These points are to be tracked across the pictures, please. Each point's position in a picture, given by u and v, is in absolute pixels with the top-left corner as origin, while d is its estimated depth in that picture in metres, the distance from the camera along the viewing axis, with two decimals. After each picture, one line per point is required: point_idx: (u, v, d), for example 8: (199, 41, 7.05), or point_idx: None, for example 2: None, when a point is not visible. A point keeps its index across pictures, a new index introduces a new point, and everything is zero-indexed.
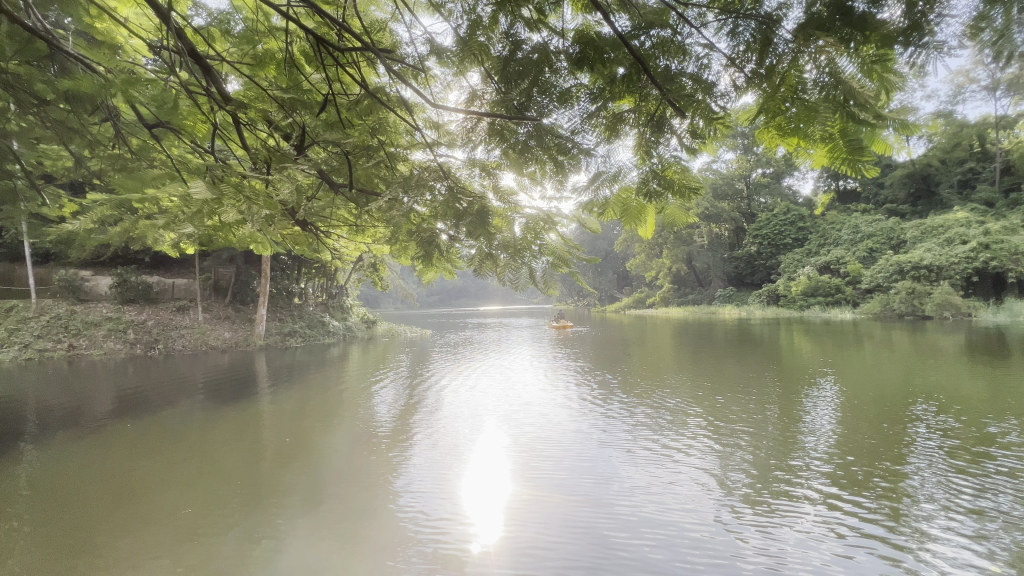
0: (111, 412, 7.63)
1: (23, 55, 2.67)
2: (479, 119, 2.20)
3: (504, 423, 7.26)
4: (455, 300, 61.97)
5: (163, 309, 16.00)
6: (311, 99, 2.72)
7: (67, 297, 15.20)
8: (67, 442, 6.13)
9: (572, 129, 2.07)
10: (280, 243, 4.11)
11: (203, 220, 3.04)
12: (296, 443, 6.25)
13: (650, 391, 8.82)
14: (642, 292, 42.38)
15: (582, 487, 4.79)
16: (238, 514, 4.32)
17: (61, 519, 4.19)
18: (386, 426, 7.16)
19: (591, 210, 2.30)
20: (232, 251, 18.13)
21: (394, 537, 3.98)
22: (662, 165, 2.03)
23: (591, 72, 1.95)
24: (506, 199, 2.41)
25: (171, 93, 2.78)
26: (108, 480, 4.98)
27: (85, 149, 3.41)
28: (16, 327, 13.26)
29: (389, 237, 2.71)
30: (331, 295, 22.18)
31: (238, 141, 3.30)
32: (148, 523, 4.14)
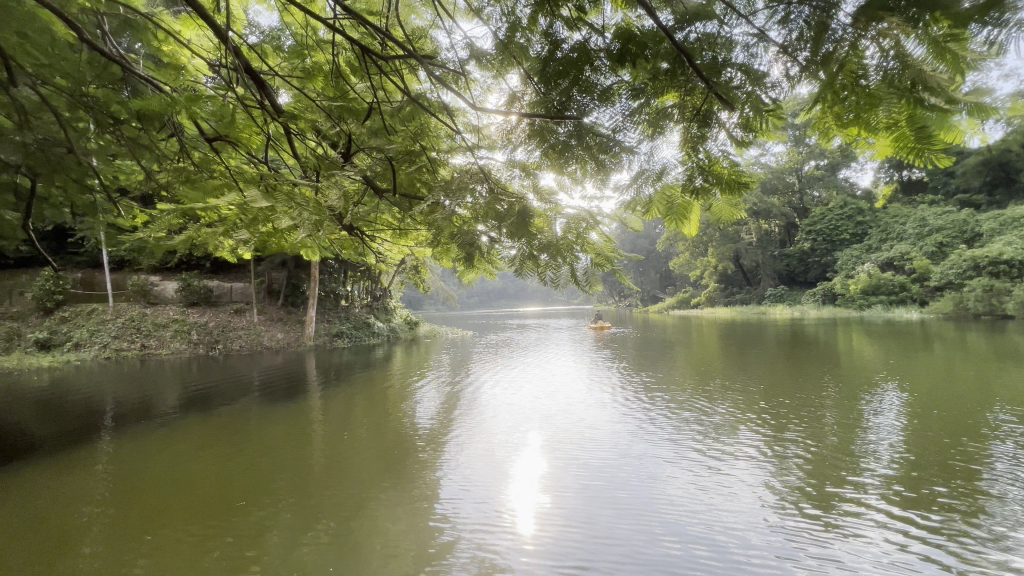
0: (179, 408, 8.17)
1: (100, 80, 2.92)
2: (518, 119, 2.21)
3: (545, 424, 7.27)
4: (495, 300, 62.48)
5: (223, 311, 17.02)
6: (356, 107, 2.82)
7: (139, 301, 16.44)
8: (142, 436, 6.62)
9: (613, 127, 2.00)
10: (328, 248, 4.28)
11: (258, 226, 3.21)
12: (345, 442, 6.42)
13: (696, 396, 8.52)
14: (686, 292, 41.23)
15: (626, 492, 4.70)
16: (287, 509, 4.45)
17: (133, 506, 4.51)
18: (430, 425, 7.33)
19: (634, 208, 2.23)
20: (284, 256, 19.04)
21: (432, 541, 3.94)
22: (709, 161, 1.94)
23: (632, 69, 1.90)
24: (546, 199, 2.40)
25: (229, 108, 2.97)
26: (173, 471, 5.34)
27: (153, 164, 3.65)
28: (96, 328, 14.48)
29: (431, 241, 2.75)
30: (376, 297, 22.86)
31: (289, 151, 3.47)
32: (206, 513, 4.38)
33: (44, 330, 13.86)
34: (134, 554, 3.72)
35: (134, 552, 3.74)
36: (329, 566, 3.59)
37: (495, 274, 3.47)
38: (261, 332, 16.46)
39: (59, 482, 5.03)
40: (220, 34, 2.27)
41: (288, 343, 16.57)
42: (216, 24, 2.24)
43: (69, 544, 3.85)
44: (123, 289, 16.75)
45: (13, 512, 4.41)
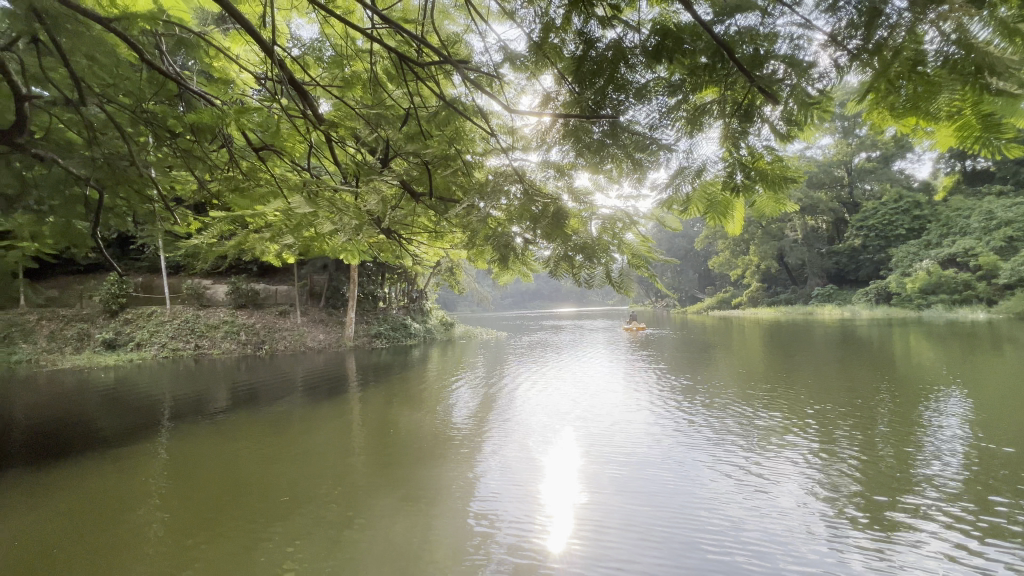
0: (229, 406, 8.58)
1: (157, 96, 3.15)
2: (552, 120, 2.20)
3: (581, 425, 7.23)
4: (529, 302, 62.57)
5: (269, 312, 17.80)
6: (392, 114, 2.89)
7: (193, 303, 17.40)
8: (195, 432, 6.99)
9: (650, 125, 1.96)
10: (367, 251, 4.40)
11: (301, 230, 3.34)
12: (383, 441, 6.55)
13: (738, 399, 8.24)
14: (727, 292, 39.96)
15: (666, 498, 4.59)
16: (326, 508, 4.54)
17: (188, 498, 4.78)
18: (466, 424, 7.43)
19: (671, 207, 2.16)
20: (326, 260, 19.76)
21: (465, 544, 3.92)
22: (752, 157, 1.88)
23: (670, 65, 1.85)
24: (580, 199, 2.36)
25: (275, 119, 3.11)
26: (224, 466, 5.61)
27: (205, 174, 3.85)
28: (155, 329, 15.43)
29: (466, 243, 2.79)
30: (412, 299, 23.35)
31: (330, 157, 3.59)
32: (254, 507, 4.58)
33: (110, 330, 14.89)
34: (184, 547, 3.88)
35: (185, 545, 3.91)
36: (366, 567, 3.61)
37: (530, 276, 3.47)
38: (305, 334, 17.15)
39: (120, 476, 5.34)
40: (265, 50, 2.37)
41: (329, 344, 17.17)
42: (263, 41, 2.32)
43: (127, 536, 4.06)
44: (179, 292, 17.78)
45: (79, 502, 4.72)
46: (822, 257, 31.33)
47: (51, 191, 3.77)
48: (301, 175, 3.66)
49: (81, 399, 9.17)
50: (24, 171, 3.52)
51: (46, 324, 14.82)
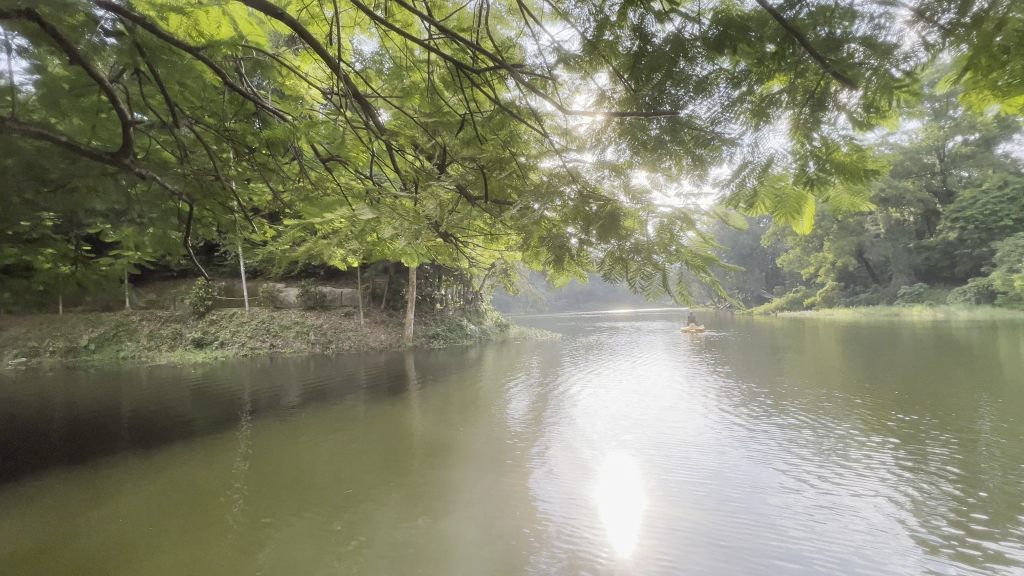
0: (300, 402, 9.14)
1: (237, 115, 3.42)
2: (607, 119, 2.17)
3: (638, 429, 7.08)
4: (584, 303, 61.93)
5: (335, 313, 18.85)
6: (449, 120, 2.96)
7: (269, 305, 18.77)
8: (271, 425, 7.52)
9: (711, 119, 1.88)
10: (425, 254, 4.56)
11: (365, 235, 3.52)
12: (440, 439, 6.72)
13: (812, 407, 7.68)
14: (798, 292, 37.41)
15: (733, 509, 4.37)
16: (388, 503, 4.70)
17: (261, 486, 5.14)
18: (523, 424, 7.50)
19: (735, 205, 2.04)
20: (386, 263, 20.63)
21: (521, 546, 3.90)
22: (826, 148, 1.74)
23: (733, 55, 1.77)
24: (637, 198, 2.26)
25: (340, 131, 3.28)
26: (291, 459, 5.97)
27: (278, 185, 4.13)
28: (236, 329, 16.82)
29: (522, 244, 2.82)
30: (468, 300, 23.85)
31: (390, 165, 3.73)
32: (320, 498, 4.84)
33: (199, 330, 16.40)
34: (261, 534, 4.13)
35: (262, 531, 4.18)
36: (427, 563, 3.69)
37: (586, 278, 3.42)
38: (367, 334, 18.00)
39: (204, 465, 5.83)
40: (332, 67, 2.50)
41: (390, 343, 17.89)
42: (330, 58, 2.45)
43: (209, 519, 4.40)
44: (255, 295, 19.22)
45: (170, 486, 5.21)
46: (909, 252, 28.49)
47: (150, 205, 4.21)
48: (364, 183, 3.84)
49: (175, 393, 10.17)
50: (129, 188, 3.95)
51: (147, 324, 16.60)
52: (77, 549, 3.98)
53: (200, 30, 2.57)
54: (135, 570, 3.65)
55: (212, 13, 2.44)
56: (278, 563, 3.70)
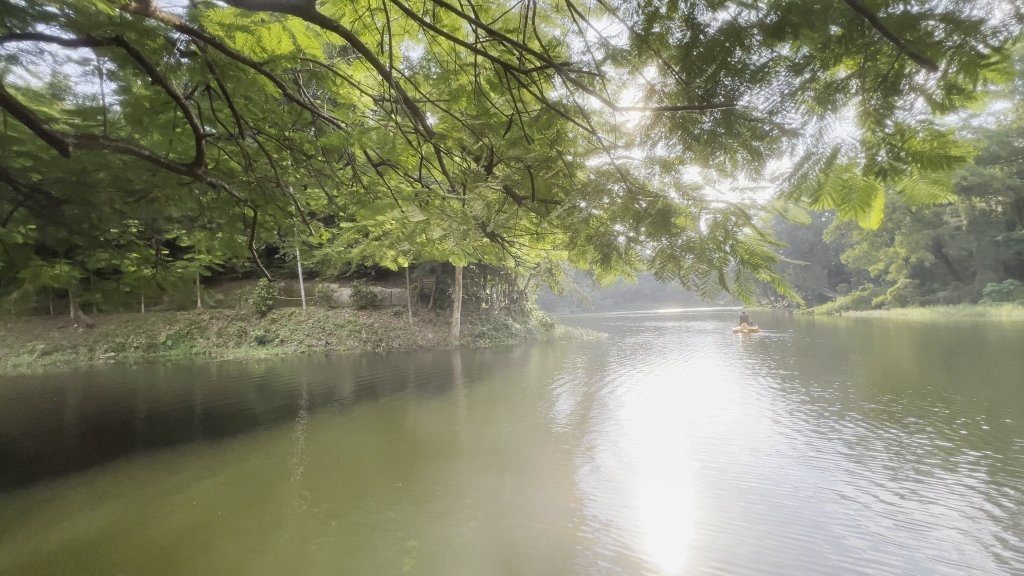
0: (355, 397, 9.54)
1: (296, 122, 3.60)
2: (658, 114, 2.12)
3: (689, 433, 6.86)
4: (631, 302, 60.73)
5: (385, 313, 19.52)
6: (496, 122, 2.97)
7: (324, 305, 19.71)
8: (328, 420, 7.87)
9: (769, 109, 1.79)
10: (472, 255, 4.65)
11: (414, 236, 3.63)
12: (486, 436, 6.79)
13: (883, 415, 7.15)
14: (865, 290, 34.92)
15: (793, 523, 4.15)
16: (437, 498, 4.79)
17: (319, 477, 5.41)
18: (569, 423, 7.48)
19: (796, 199, 1.91)
20: (433, 263, 21.11)
21: (567, 549, 3.85)
22: (901, 134, 1.62)
23: (794, 39, 1.66)
24: (688, 195, 2.16)
25: (390, 136, 3.38)
26: (344, 453, 6.23)
27: (333, 189, 4.32)
28: (295, 328, 17.78)
29: (569, 243, 2.80)
30: (513, 300, 24.01)
31: (438, 167, 3.81)
32: (372, 490, 5.01)
33: (261, 328, 17.50)
34: (317, 523, 4.31)
35: (319, 521, 4.36)
36: (475, 560, 3.71)
37: (634, 276, 3.37)
38: (416, 333, 18.50)
39: (266, 455, 6.20)
40: (383, 75, 2.57)
41: (438, 342, 18.29)
42: (382, 68, 2.52)
43: (273, 506, 4.67)
44: (312, 295, 20.22)
45: (237, 474, 5.57)
46: (996, 246, 25.88)
47: (219, 211, 4.53)
48: (413, 185, 3.94)
49: (241, 386, 10.91)
50: (201, 197, 4.26)
51: (216, 322, 17.88)
52: (159, 527, 4.32)
53: (262, 45, 2.72)
54: (211, 548, 3.92)
55: (273, 30, 2.58)
56: (335, 551, 3.86)
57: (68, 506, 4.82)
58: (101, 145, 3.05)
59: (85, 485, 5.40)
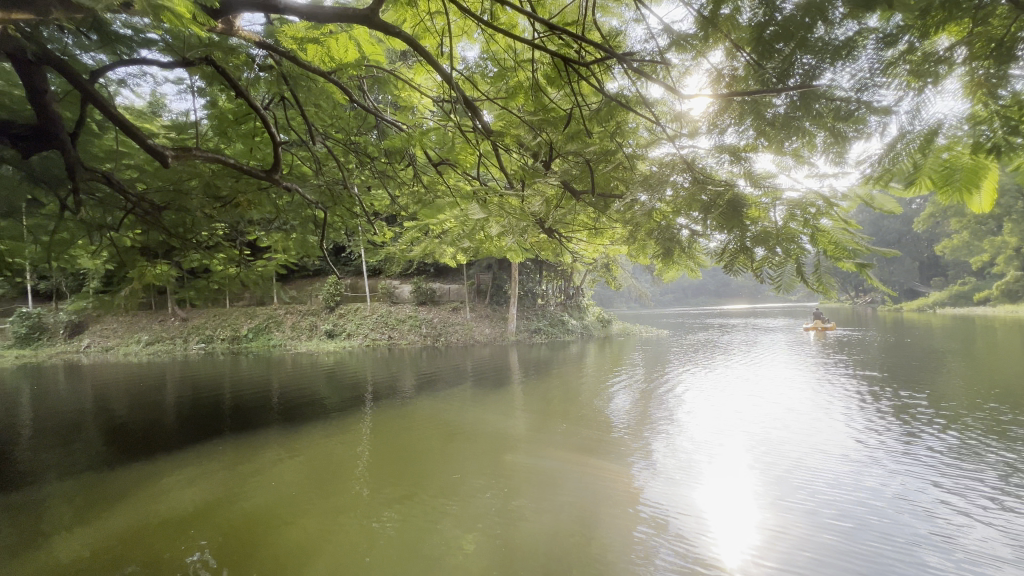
0: (416, 390, 9.89)
1: (363, 125, 3.77)
2: (725, 101, 2.00)
3: (757, 435, 6.52)
4: (692, 298, 58.44)
5: (444, 308, 20.13)
6: (554, 117, 2.93)
7: (387, 301, 20.62)
8: (391, 410, 8.23)
9: (856, 87, 1.65)
10: (530, 251, 4.68)
11: (474, 232, 3.71)
12: (543, 431, 6.82)
13: (988, 424, 6.41)
14: (963, 285, 31.38)
15: (878, 539, 3.84)
16: (494, 491, 4.84)
17: (382, 465, 5.64)
18: (628, 421, 7.34)
19: (886, 184, 1.75)
20: (490, 259, 21.40)
21: (626, 550, 3.76)
22: (1017, 105, 1.44)
23: (885, 10, 1.44)
24: (759, 184, 2.02)
25: (450, 135, 3.45)
26: (406, 443, 6.46)
27: (396, 190, 4.49)
28: (361, 322, 18.76)
29: (629, 237, 2.74)
30: (569, 296, 23.89)
31: (495, 164, 3.85)
32: (432, 480, 5.16)
33: (330, 323, 18.62)
34: (382, 510, 4.48)
35: (384, 507, 4.54)
36: (532, 555, 3.71)
37: (697, 271, 3.24)
38: (473, 329, 18.86)
39: (335, 442, 6.56)
40: (442, 77, 2.62)
41: (494, 337, 18.54)
42: (442, 70, 2.57)
43: (341, 492, 4.92)
44: (375, 290, 21.16)
45: (308, 459, 5.92)
46: None
47: (293, 213, 4.85)
48: (472, 183, 4.02)
49: (313, 377, 11.69)
50: (278, 200, 4.59)
51: (290, 316, 19.27)
52: (242, 506, 4.67)
53: (332, 55, 2.78)
54: (290, 529, 4.19)
55: (340, 40, 2.62)
56: (400, 537, 4.00)
57: (166, 482, 5.33)
58: (194, 155, 3.35)
59: (181, 462, 5.98)
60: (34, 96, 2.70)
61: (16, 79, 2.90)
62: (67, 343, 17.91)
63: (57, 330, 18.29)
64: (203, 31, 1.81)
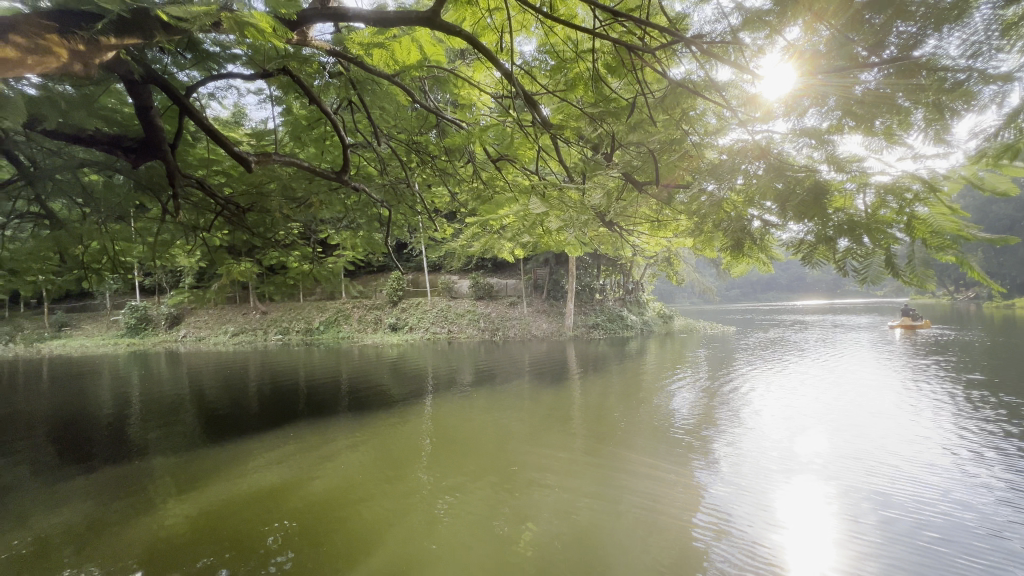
0: (475, 383, 10.10)
1: (424, 125, 3.86)
2: (807, 80, 1.85)
3: (836, 439, 6.06)
4: (761, 293, 55.09)
5: (502, 303, 20.37)
6: (616, 107, 2.90)
7: (446, 295, 21.21)
8: (451, 401, 8.48)
9: (967, 53, 1.52)
10: (589, 245, 4.60)
11: (533, 227, 3.73)
12: (602, 427, 6.74)
13: None
14: None
15: (982, 564, 3.44)
16: (551, 485, 4.87)
17: (443, 454, 5.84)
18: (692, 420, 7.08)
19: (1002, 161, 1.54)
20: (547, 254, 21.39)
21: (688, 552, 3.65)
22: None
23: None
24: (844, 169, 1.83)
25: (507, 131, 3.49)
26: (465, 433, 6.64)
27: (457, 187, 4.59)
28: (422, 316, 19.42)
29: (696, 229, 2.63)
30: (628, 290, 23.35)
31: (554, 158, 3.80)
32: (491, 471, 5.27)
33: (394, 316, 19.46)
34: (442, 497, 4.62)
35: (444, 494, 4.72)
36: (590, 551, 3.67)
37: (768, 265, 3.06)
38: (531, 323, 18.94)
39: (399, 430, 6.87)
40: (502, 73, 2.62)
41: (552, 332, 18.52)
42: (502, 66, 2.57)
43: (405, 477, 5.17)
44: (435, 285, 21.84)
45: (375, 446, 6.24)
46: None
47: (360, 212, 5.11)
48: (530, 178, 4.00)
49: (379, 368, 12.27)
50: (346, 200, 4.85)
51: (358, 310, 20.34)
52: (317, 486, 5.03)
53: (395, 58, 2.85)
54: (358, 508, 4.46)
55: (403, 43, 2.67)
56: (459, 523, 4.13)
57: (251, 461, 5.83)
58: (273, 160, 3.59)
59: (264, 443, 6.53)
60: (141, 112, 2.99)
61: (126, 98, 3.25)
62: (168, 332, 20.04)
63: (160, 321, 20.51)
64: (282, 43, 1.92)
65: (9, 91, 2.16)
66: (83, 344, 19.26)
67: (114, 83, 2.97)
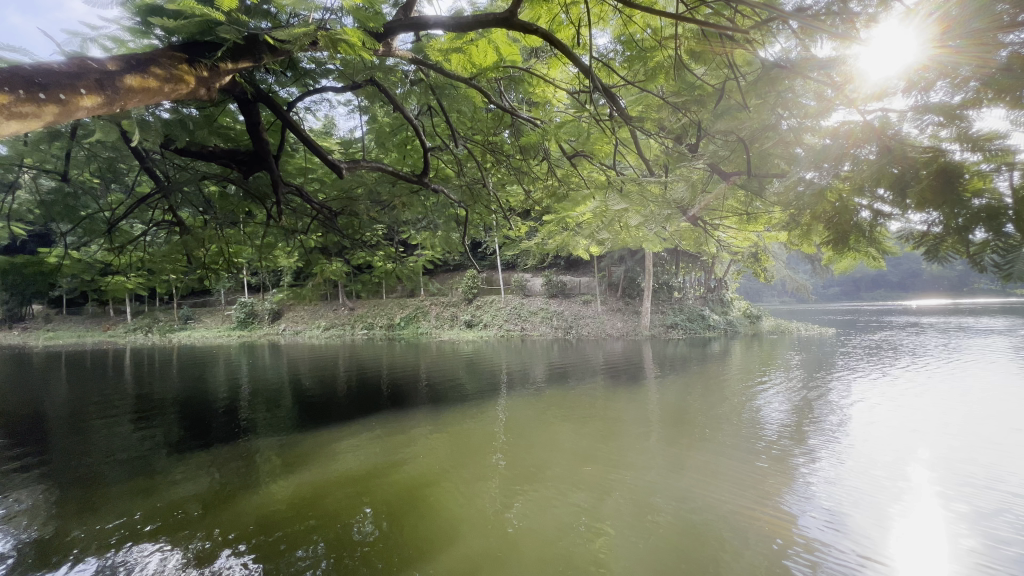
0: (548, 380, 10.12)
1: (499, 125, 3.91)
2: (936, 49, 1.63)
3: (963, 458, 5.27)
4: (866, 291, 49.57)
5: (575, 301, 20.22)
6: (702, 94, 2.79)
7: (520, 293, 21.46)
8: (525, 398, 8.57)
9: None
10: (669, 241, 4.42)
11: (610, 223, 3.66)
12: (683, 430, 6.45)
13: None
14: None
15: None
16: (627, 487, 4.72)
17: (516, 450, 5.90)
18: (786, 427, 6.53)
19: None
20: (622, 251, 20.88)
21: (782, 568, 3.36)
22: None
23: None
24: (985, 148, 1.55)
25: (585, 126, 3.47)
26: (538, 431, 6.65)
27: (531, 186, 4.61)
28: (496, 313, 19.81)
29: (792, 220, 2.41)
30: (710, 288, 22.12)
31: (632, 151, 3.70)
32: (563, 470, 5.22)
33: (469, 314, 20.06)
34: (515, 493, 4.67)
35: (518, 489, 4.75)
36: (668, 557, 3.52)
37: (882, 260, 2.67)
38: (605, 322, 18.60)
39: (474, 425, 7.04)
40: (579, 69, 2.55)
41: (626, 331, 18.05)
42: (580, 62, 2.52)
43: (479, 471, 5.27)
44: (509, 284, 22.16)
45: (451, 439, 6.45)
46: None
47: (439, 212, 5.33)
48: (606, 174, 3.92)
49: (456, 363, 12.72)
50: (427, 201, 5.09)
51: (436, 307, 21.22)
52: (397, 473, 5.29)
53: (472, 61, 2.91)
54: (436, 497, 4.64)
55: (480, 45, 2.72)
56: (533, 519, 4.14)
57: (340, 447, 6.28)
58: (360, 166, 3.83)
59: (352, 431, 7.02)
60: (250, 127, 3.32)
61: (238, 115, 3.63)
62: (271, 327, 22.27)
63: (264, 316, 22.83)
64: (371, 55, 2.04)
65: (146, 115, 2.50)
66: (204, 336, 21.97)
67: (228, 103, 3.33)
